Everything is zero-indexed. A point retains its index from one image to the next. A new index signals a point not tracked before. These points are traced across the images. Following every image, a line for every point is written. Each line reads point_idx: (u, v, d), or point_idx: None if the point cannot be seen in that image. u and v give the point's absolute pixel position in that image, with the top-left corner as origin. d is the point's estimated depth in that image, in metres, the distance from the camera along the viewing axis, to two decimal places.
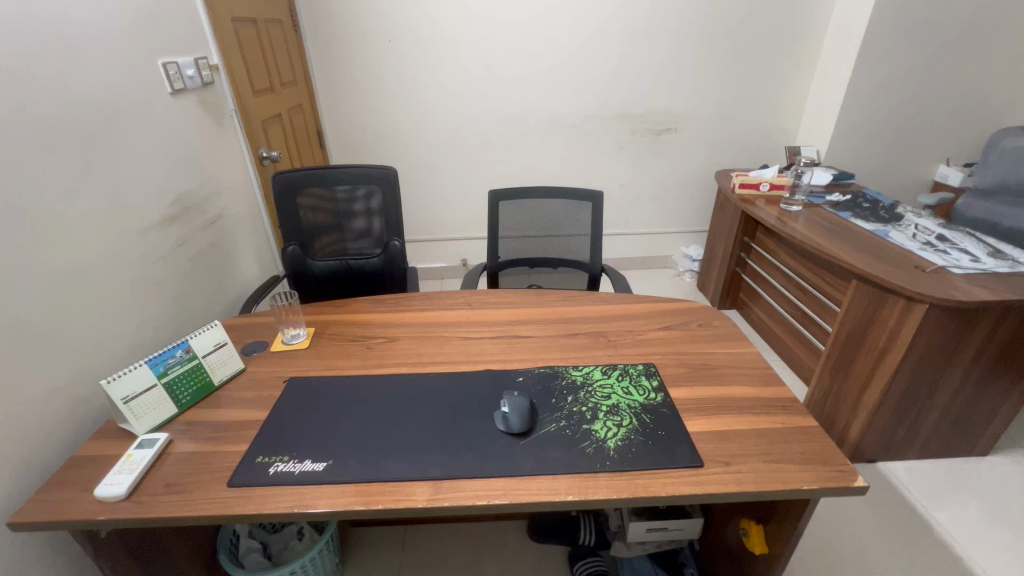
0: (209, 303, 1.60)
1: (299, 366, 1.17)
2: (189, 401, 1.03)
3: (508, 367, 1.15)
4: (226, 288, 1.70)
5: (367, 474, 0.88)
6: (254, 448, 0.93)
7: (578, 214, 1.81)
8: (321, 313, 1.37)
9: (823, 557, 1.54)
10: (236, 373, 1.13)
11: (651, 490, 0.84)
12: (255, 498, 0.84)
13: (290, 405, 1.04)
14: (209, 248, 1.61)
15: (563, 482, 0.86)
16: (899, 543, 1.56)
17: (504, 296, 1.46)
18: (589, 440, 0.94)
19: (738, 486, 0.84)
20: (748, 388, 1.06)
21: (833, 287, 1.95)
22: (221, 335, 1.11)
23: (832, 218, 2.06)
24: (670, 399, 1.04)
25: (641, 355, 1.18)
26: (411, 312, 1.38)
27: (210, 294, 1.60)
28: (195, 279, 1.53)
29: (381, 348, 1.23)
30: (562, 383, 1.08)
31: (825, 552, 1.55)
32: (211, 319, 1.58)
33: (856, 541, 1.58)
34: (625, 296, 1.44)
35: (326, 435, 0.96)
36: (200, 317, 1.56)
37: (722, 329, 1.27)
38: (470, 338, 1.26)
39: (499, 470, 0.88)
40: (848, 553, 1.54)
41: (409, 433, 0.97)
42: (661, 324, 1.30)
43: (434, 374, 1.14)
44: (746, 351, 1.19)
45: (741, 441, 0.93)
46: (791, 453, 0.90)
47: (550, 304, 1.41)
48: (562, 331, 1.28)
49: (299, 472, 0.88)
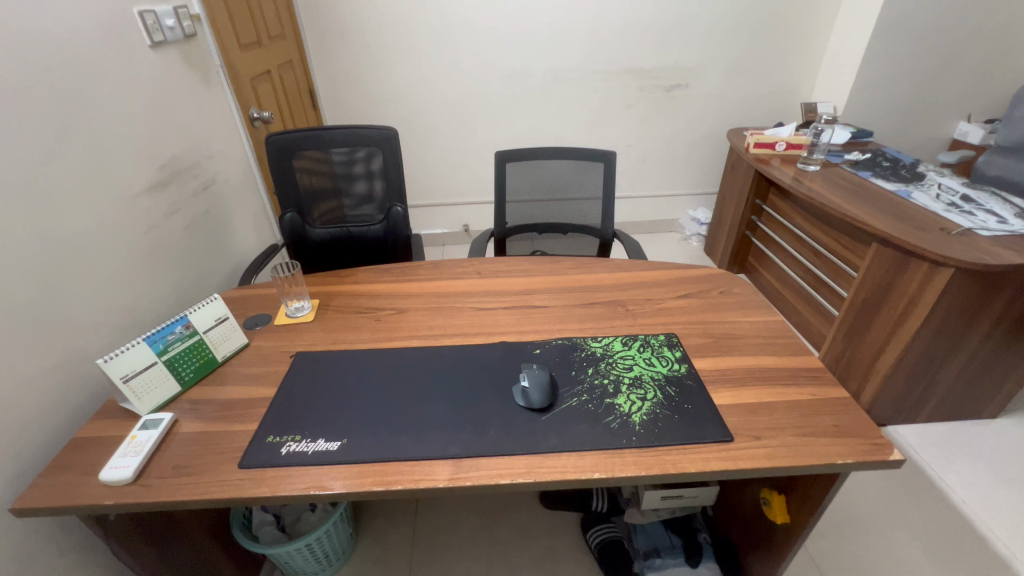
0: (207, 273, 1.53)
1: (305, 339, 1.12)
2: (192, 379, 0.99)
3: (524, 339, 1.10)
4: (224, 258, 1.63)
5: (385, 452, 0.84)
6: (264, 427, 0.90)
7: (589, 176, 1.72)
8: (325, 284, 1.31)
9: (839, 530, 1.52)
10: (240, 349, 1.08)
11: (680, 467, 0.81)
12: (268, 481, 0.80)
13: (299, 381, 1.00)
14: (203, 216, 1.53)
15: (589, 460, 0.82)
16: (915, 513, 1.55)
17: (514, 263, 1.39)
18: (613, 415, 0.90)
19: (771, 462, 0.81)
20: (775, 359, 1.02)
21: (850, 250, 1.90)
22: (223, 308, 1.05)
23: (852, 178, 1.98)
24: (696, 370, 1.00)
25: (661, 325, 1.13)
26: (419, 282, 1.32)
27: (207, 266, 1.53)
28: (190, 249, 1.45)
29: (390, 320, 1.18)
30: (581, 355, 1.04)
31: (842, 524, 1.54)
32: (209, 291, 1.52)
33: (873, 513, 1.56)
34: (641, 263, 1.38)
35: (339, 413, 0.93)
36: (199, 290, 1.49)
37: (745, 297, 1.22)
38: (483, 309, 1.21)
39: (521, 447, 0.85)
40: (861, 521, 1.54)
41: (426, 409, 0.93)
42: (681, 291, 1.25)
43: (448, 347, 1.09)
44: (771, 319, 1.14)
45: (770, 414, 0.90)
46: (824, 426, 0.87)
47: (564, 272, 1.35)
48: (578, 301, 1.22)
49: (312, 452, 0.85)
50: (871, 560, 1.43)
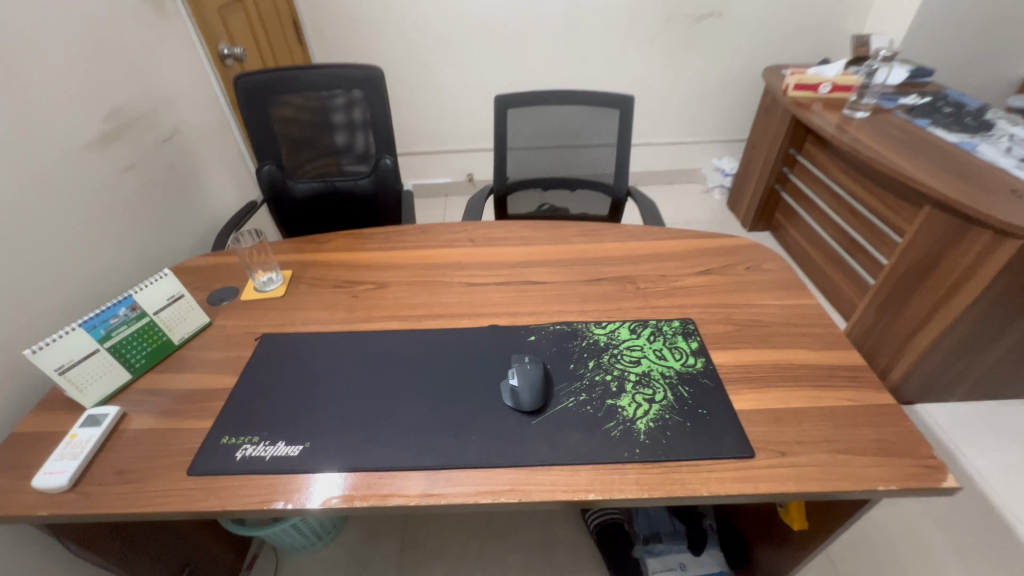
0: (177, 234, 1.40)
1: (273, 318, 1.00)
2: (144, 365, 0.88)
3: (518, 322, 0.97)
4: (196, 216, 1.49)
5: (351, 461, 0.74)
6: (219, 426, 0.80)
7: (602, 124, 1.51)
8: (300, 251, 1.18)
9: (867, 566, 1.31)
10: (200, 329, 0.97)
11: (688, 488, 0.70)
12: (219, 492, 0.71)
13: (264, 369, 0.89)
14: (168, 171, 1.38)
15: (583, 476, 0.71)
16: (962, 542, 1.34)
17: (512, 229, 1.23)
18: (614, 421, 0.78)
19: (798, 485, 0.69)
20: (808, 353, 0.88)
21: (895, 212, 1.68)
22: (176, 286, 0.93)
23: (905, 126, 1.73)
24: (714, 367, 0.86)
25: (677, 309, 0.98)
26: (403, 251, 1.18)
27: (176, 226, 1.40)
28: (153, 209, 1.31)
29: (368, 296, 1.05)
30: (581, 344, 0.91)
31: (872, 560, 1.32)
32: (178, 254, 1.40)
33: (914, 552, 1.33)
34: (657, 230, 1.21)
35: (304, 410, 0.82)
36: (167, 254, 1.37)
37: (776, 274, 1.06)
38: (474, 284, 1.07)
39: (506, 458, 0.74)
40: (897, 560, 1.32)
41: (401, 408, 0.82)
42: (701, 267, 1.09)
43: (431, 330, 0.96)
44: (806, 303, 0.98)
45: (800, 424, 0.77)
46: (862, 442, 0.74)
47: (568, 240, 1.19)
48: (582, 277, 1.07)
49: (270, 458, 0.75)
50: (909, 554, 1.33)
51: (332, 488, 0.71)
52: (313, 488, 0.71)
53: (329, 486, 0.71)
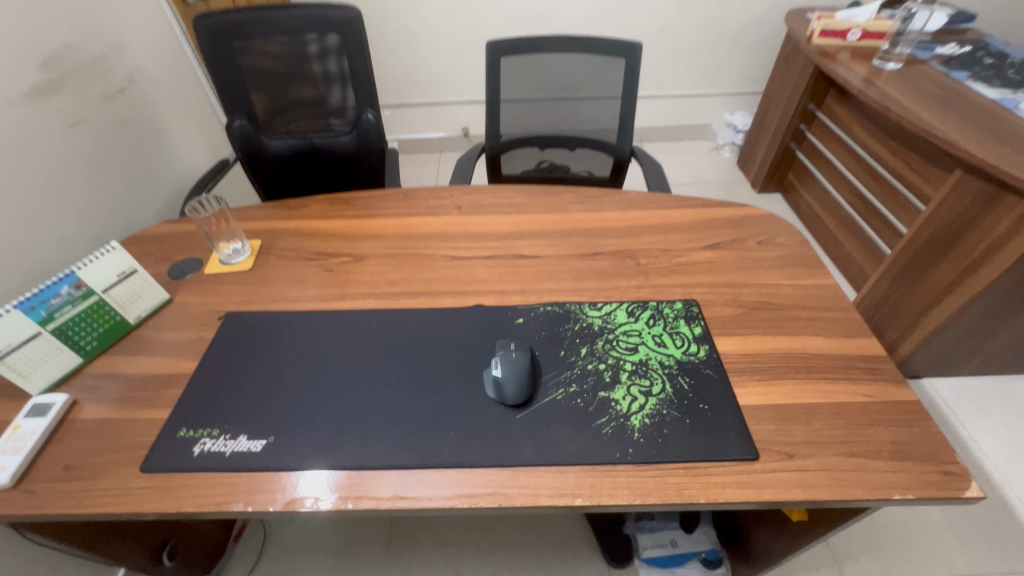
0: (138, 197, 1.30)
1: (239, 294, 0.92)
2: (96, 348, 0.81)
3: (505, 302, 0.89)
4: (159, 177, 1.38)
5: (320, 457, 0.68)
6: (177, 416, 0.73)
7: (605, 75, 1.36)
8: (271, 218, 1.08)
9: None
10: (159, 306, 0.89)
11: (685, 494, 0.64)
12: (174, 492, 0.65)
13: (228, 353, 0.82)
14: (122, 126, 1.25)
15: (570, 478, 0.65)
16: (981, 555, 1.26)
17: (503, 195, 1.13)
18: (606, 416, 0.71)
19: (805, 493, 0.63)
20: (822, 342, 0.80)
21: (922, 176, 1.56)
22: (128, 260, 0.84)
23: (939, 80, 1.57)
24: (718, 356, 0.79)
25: (680, 288, 0.90)
26: (383, 219, 1.08)
27: (136, 188, 1.29)
28: (107, 169, 1.20)
29: (343, 270, 0.96)
30: (573, 328, 0.83)
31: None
32: (140, 218, 1.29)
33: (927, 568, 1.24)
34: (661, 198, 1.10)
35: (270, 399, 0.75)
36: (129, 218, 1.27)
37: (790, 250, 0.96)
38: (458, 258, 0.98)
39: (485, 457, 0.67)
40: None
41: (374, 399, 0.75)
42: (708, 240, 0.99)
43: (410, 310, 0.88)
44: (821, 283, 0.89)
45: (810, 422, 0.70)
46: (878, 443, 0.67)
47: (563, 208, 1.08)
48: (577, 250, 0.98)
49: (230, 454, 0.69)
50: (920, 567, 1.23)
51: (320, 489, 0.65)
52: (306, 488, 0.65)
53: (325, 486, 0.65)
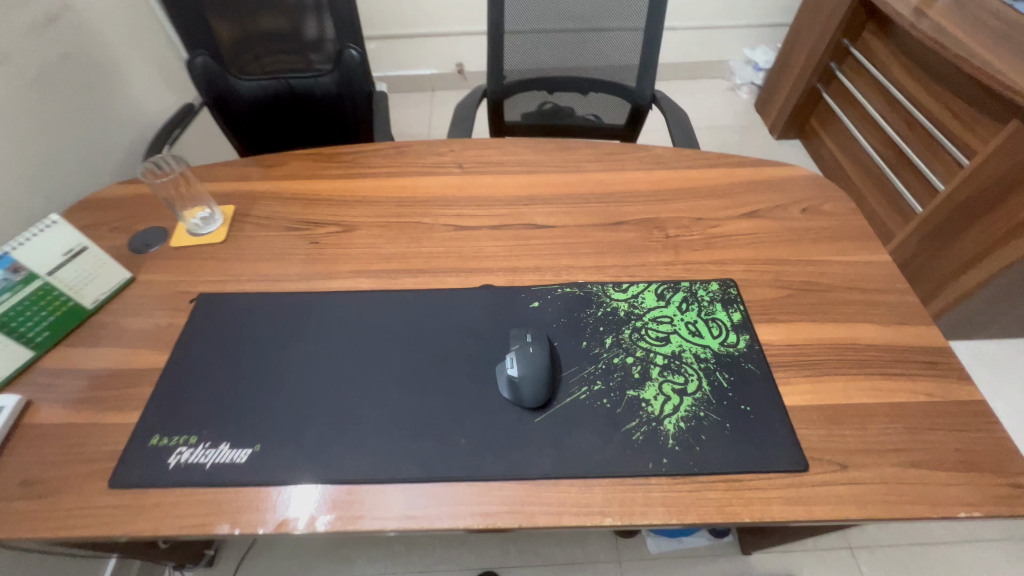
0: (85, 151, 1.13)
1: (212, 272, 0.80)
2: (48, 339, 0.71)
3: (518, 281, 0.78)
4: (108, 126, 1.21)
5: (312, 470, 0.60)
6: (147, 420, 0.64)
7: (626, 5, 1.17)
8: (244, 178, 0.94)
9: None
10: (120, 288, 0.78)
11: (727, 512, 0.57)
12: (150, 512, 0.57)
13: (203, 342, 0.72)
14: (55, 65, 1.07)
15: (597, 494, 0.58)
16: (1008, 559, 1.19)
17: (510, 151, 0.99)
18: (636, 420, 0.63)
19: (860, 510, 0.57)
20: (876, 330, 0.71)
21: (968, 125, 1.41)
22: (75, 236, 0.71)
23: (1001, 12, 1.38)
24: (760, 348, 0.69)
25: (715, 266, 0.79)
26: (373, 179, 0.94)
27: (81, 141, 1.13)
28: (42, 118, 1.03)
29: (330, 243, 0.84)
30: (596, 314, 0.73)
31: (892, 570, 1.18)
32: (88, 176, 1.14)
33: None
34: (691, 155, 0.97)
35: (253, 401, 0.66)
36: (76, 176, 1.11)
37: (838, 219, 0.85)
38: (462, 228, 0.85)
39: (499, 469, 0.60)
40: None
41: (372, 399, 0.66)
42: (745, 207, 0.87)
43: (409, 291, 0.77)
44: (874, 260, 0.79)
45: (864, 426, 0.62)
46: (941, 452, 0.60)
47: (579, 167, 0.95)
48: (597, 219, 0.86)
49: (211, 467, 0.60)
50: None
51: (316, 507, 0.58)
52: (299, 507, 0.58)
53: (323, 506, 0.58)
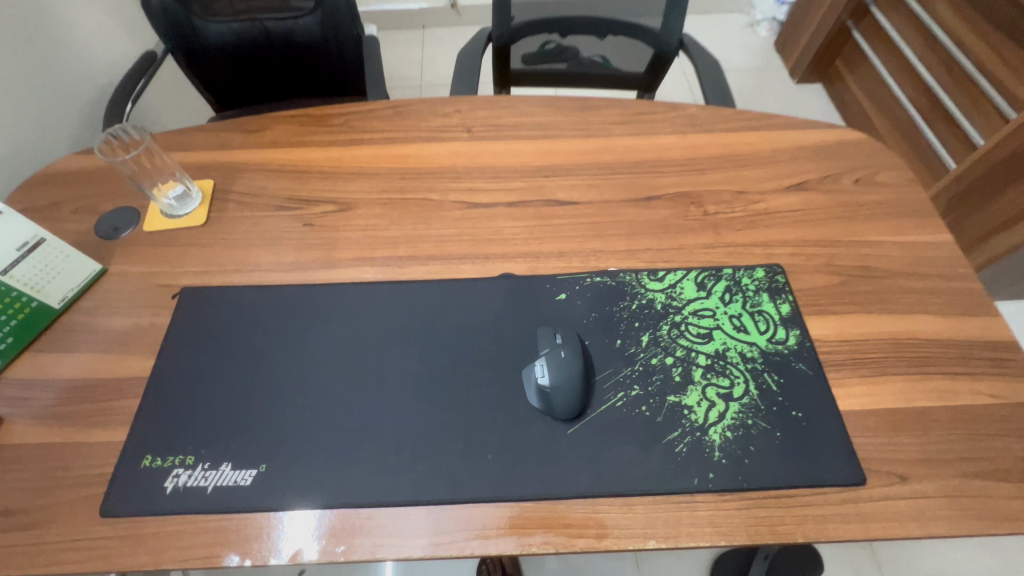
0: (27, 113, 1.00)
1: (194, 260, 0.71)
2: (14, 346, 0.63)
3: (542, 269, 0.70)
4: (54, 81, 1.06)
5: (326, 493, 0.55)
6: (136, 438, 0.58)
7: None
8: (222, 146, 0.82)
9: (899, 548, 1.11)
10: (91, 282, 0.69)
11: (779, 531, 0.53)
12: (149, 543, 0.52)
13: (192, 345, 0.64)
14: None
15: (638, 514, 0.54)
16: None
17: (525, 111, 0.87)
18: (678, 430, 0.58)
19: (922, 528, 0.53)
20: (936, 322, 0.65)
21: (1017, 72, 1.29)
22: (31, 226, 0.61)
23: None
24: (812, 346, 0.63)
25: (759, 248, 0.71)
26: (371, 146, 0.82)
27: (21, 100, 0.99)
28: None
29: (327, 225, 0.74)
30: (630, 309, 0.66)
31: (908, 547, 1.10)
32: (33, 141, 1.01)
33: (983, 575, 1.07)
34: (730, 115, 0.86)
35: (255, 414, 0.59)
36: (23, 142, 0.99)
37: (894, 192, 0.76)
38: (474, 205, 0.76)
39: (531, 487, 0.55)
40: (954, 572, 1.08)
41: (387, 410, 0.60)
42: (792, 178, 0.78)
43: (420, 282, 0.69)
44: (934, 240, 0.72)
45: (924, 433, 0.58)
46: (1007, 461, 0.56)
47: (604, 131, 0.84)
48: (626, 193, 0.77)
49: (213, 490, 0.55)
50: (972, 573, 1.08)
51: (333, 535, 0.53)
52: (315, 535, 0.53)
53: (340, 534, 0.53)
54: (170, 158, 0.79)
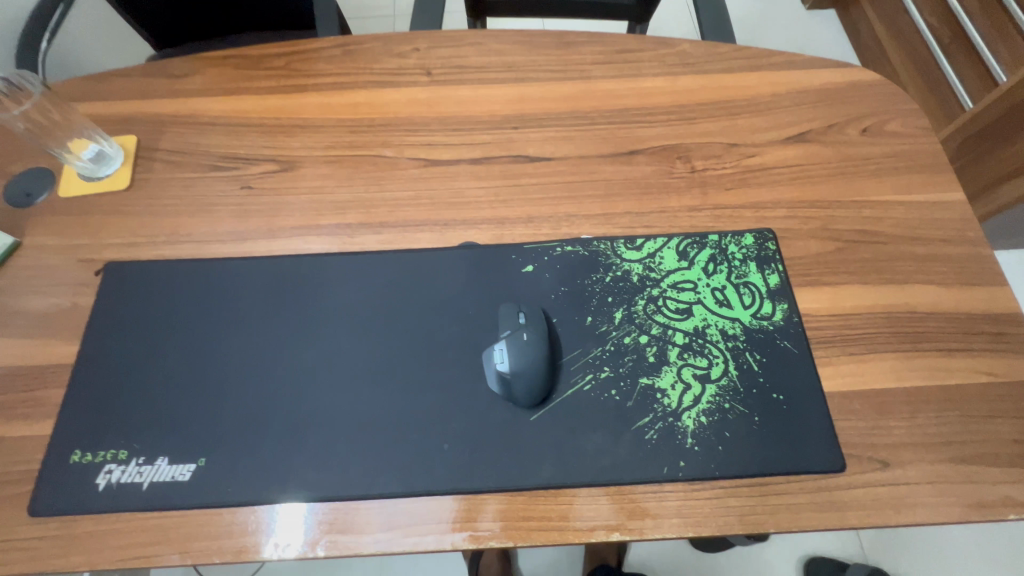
0: None
1: (119, 230, 0.63)
2: None
3: (508, 237, 0.63)
4: None
5: (272, 488, 0.51)
6: (64, 432, 0.53)
7: None
8: (145, 95, 0.71)
9: None
10: (5, 257, 0.62)
11: (750, 522, 0.50)
12: (83, 543, 0.49)
13: (121, 328, 0.58)
14: None
15: (603, 505, 0.51)
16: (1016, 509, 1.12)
17: (493, 48, 0.76)
18: (650, 416, 0.54)
19: (901, 516, 0.50)
20: (937, 293, 0.59)
21: None
22: None
23: None
24: (799, 321, 0.58)
25: (750, 211, 0.64)
26: (316, 93, 0.72)
27: None
28: None
29: (267, 187, 0.66)
30: (603, 283, 0.60)
31: None
32: None
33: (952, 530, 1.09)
34: (727, 52, 0.75)
35: (193, 403, 0.55)
36: None
37: (906, 143, 0.68)
38: (434, 163, 0.67)
39: (490, 479, 0.51)
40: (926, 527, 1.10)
41: (336, 397, 0.55)
42: (791, 128, 0.69)
43: (372, 253, 0.62)
44: (944, 199, 0.64)
45: (912, 415, 0.54)
46: (997, 444, 0.52)
47: (583, 73, 0.73)
48: (606, 147, 0.68)
49: (149, 486, 0.51)
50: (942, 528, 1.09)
51: (278, 531, 0.50)
52: (261, 530, 0.50)
53: (289, 530, 0.50)
54: (78, 112, 0.69)
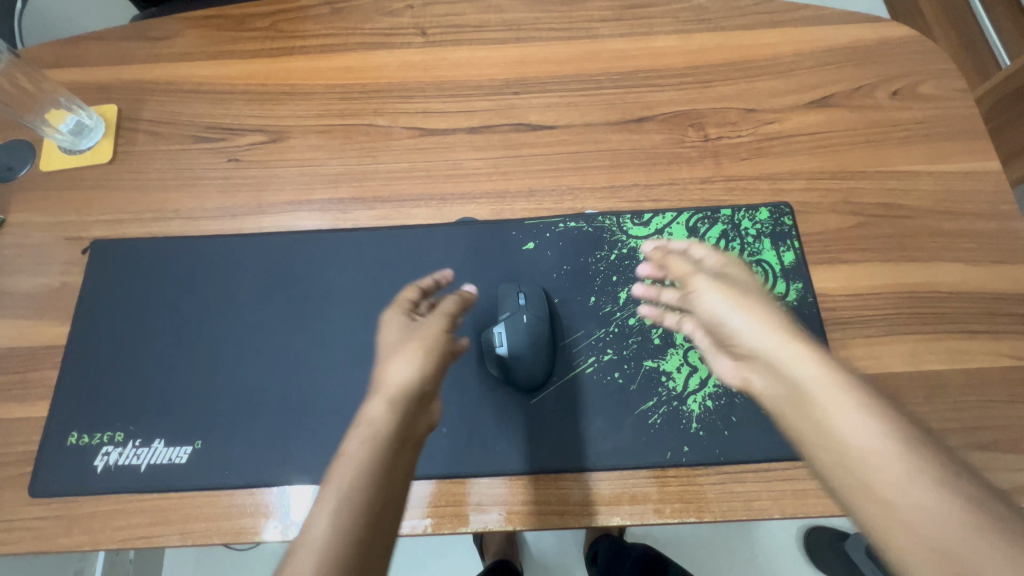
0: None
1: (106, 205, 0.61)
2: None
3: (508, 213, 0.60)
4: None
5: (269, 470, 0.50)
6: (60, 413, 0.53)
7: None
8: (125, 60, 0.67)
9: None
10: None
11: (755, 507, 0.49)
12: (84, 523, 0.49)
13: (111, 310, 0.57)
14: None
15: (605, 490, 0.50)
16: None
17: (492, 4, 0.70)
18: (653, 400, 0.52)
19: None
20: (962, 271, 0.56)
21: None
22: None
23: None
24: (814, 302, 0.55)
25: (766, 182, 0.60)
26: (303, 56, 0.68)
27: None
28: None
29: (255, 159, 0.63)
30: (609, 262, 0.57)
31: None
32: None
33: None
34: (747, 5, 0.69)
35: (189, 385, 0.54)
36: None
37: (939, 107, 0.63)
38: (429, 133, 0.63)
39: (489, 463, 0.50)
40: None
41: (332, 380, 0.54)
42: (814, 91, 0.64)
43: (366, 230, 0.60)
44: (976, 169, 0.60)
45: (928, 400, 0.51)
46: (1016, 430, 0.50)
47: (589, 31, 0.68)
48: (613, 114, 0.64)
49: (147, 467, 0.51)
50: None
51: (280, 510, 0.49)
52: (260, 513, 0.49)
53: (291, 511, 0.50)
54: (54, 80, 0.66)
